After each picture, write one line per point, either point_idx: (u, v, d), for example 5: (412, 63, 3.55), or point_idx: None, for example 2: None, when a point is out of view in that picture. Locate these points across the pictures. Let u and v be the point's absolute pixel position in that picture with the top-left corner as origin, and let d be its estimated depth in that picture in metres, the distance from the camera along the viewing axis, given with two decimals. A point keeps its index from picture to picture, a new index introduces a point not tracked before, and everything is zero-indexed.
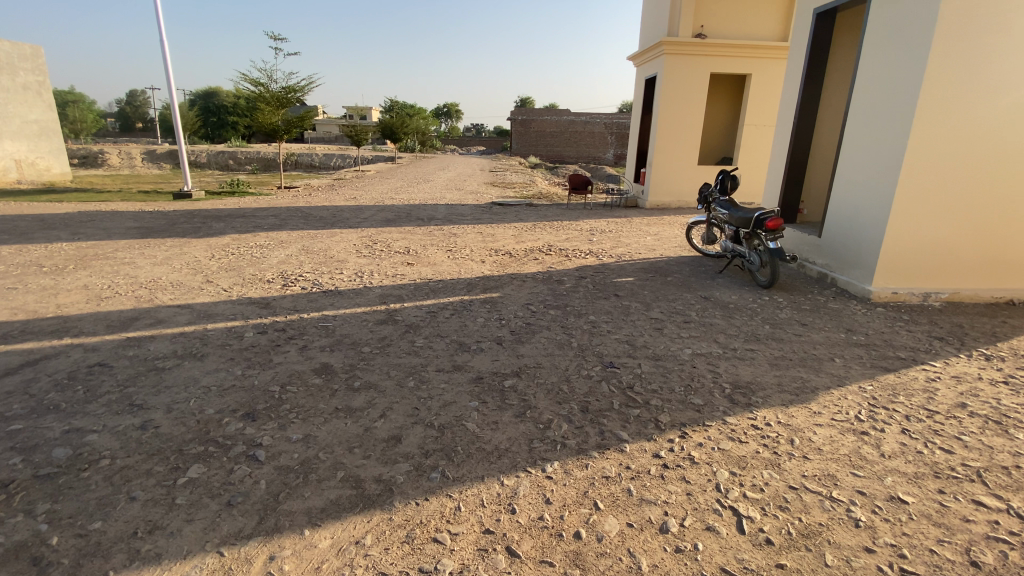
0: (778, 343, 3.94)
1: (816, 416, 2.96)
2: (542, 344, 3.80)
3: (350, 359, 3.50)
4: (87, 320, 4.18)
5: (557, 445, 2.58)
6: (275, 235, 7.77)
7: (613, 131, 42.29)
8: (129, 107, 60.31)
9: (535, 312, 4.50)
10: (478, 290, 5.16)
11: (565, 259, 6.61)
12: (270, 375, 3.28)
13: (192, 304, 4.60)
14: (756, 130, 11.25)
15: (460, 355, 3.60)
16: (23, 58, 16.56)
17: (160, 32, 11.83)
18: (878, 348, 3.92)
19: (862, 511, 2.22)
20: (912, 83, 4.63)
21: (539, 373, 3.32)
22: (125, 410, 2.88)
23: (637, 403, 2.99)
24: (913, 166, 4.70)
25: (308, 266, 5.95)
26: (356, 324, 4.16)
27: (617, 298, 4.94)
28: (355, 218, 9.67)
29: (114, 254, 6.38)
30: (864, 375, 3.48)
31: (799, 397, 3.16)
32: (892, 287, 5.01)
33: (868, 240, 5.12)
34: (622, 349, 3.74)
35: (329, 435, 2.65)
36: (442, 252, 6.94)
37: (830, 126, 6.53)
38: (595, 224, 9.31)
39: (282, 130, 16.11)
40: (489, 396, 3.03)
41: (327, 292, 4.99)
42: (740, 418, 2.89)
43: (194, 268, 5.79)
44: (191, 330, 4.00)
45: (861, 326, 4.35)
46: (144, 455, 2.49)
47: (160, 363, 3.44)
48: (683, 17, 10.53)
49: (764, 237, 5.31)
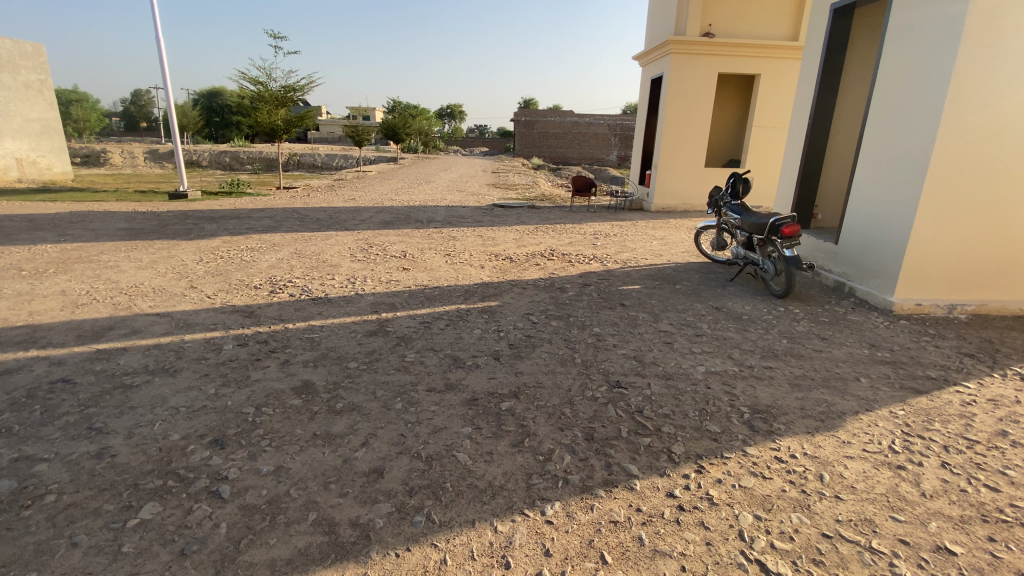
0: (798, 361, 3.65)
1: (846, 446, 2.67)
2: (542, 359, 3.52)
3: (334, 376, 3.22)
4: (58, 330, 3.92)
5: (559, 483, 2.29)
6: (268, 238, 7.51)
7: (614, 131, 42.00)
8: (134, 105, 60.24)
9: (536, 323, 4.23)
10: (475, 298, 4.89)
11: (568, 264, 6.33)
12: (246, 395, 3.00)
13: (172, 312, 4.34)
14: (764, 132, 10.96)
15: (454, 372, 3.32)
16: (25, 57, 16.42)
17: (157, 29, 11.63)
18: (906, 367, 3.63)
19: (907, 567, 1.92)
20: (939, 84, 4.34)
21: (539, 395, 3.03)
22: (82, 435, 2.61)
23: (648, 431, 2.71)
24: (939, 171, 4.41)
25: (298, 271, 5.68)
26: (343, 335, 3.88)
27: (622, 308, 4.65)
28: (352, 220, 9.41)
29: (99, 257, 6.12)
30: (895, 399, 3.18)
31: (826, 424, 2.86)
32: (915, 298, 4.71)
33: (889, 248, 4.82)
34: (630, 366, 3.46)
35: (304, 467, 2.37)
36: (440, 256, 6.66)
37: (846, 129, 6.27)
38: (599, 228, 9.02)
39: (281, 129, 15.91)
40: (484, 421, 2.75)
41: (317, 299, 4.72)
42: (762, 449, 2.60)
43: (179, 273, 5.53)
44: (167, 342, 3.74)
45: (885, 341, 4.06)
46: (96, 490, 2.23)
47: (128, 380, 3.17)
48: (690, 16, 10.26)
49: (779, 245, 5.01)
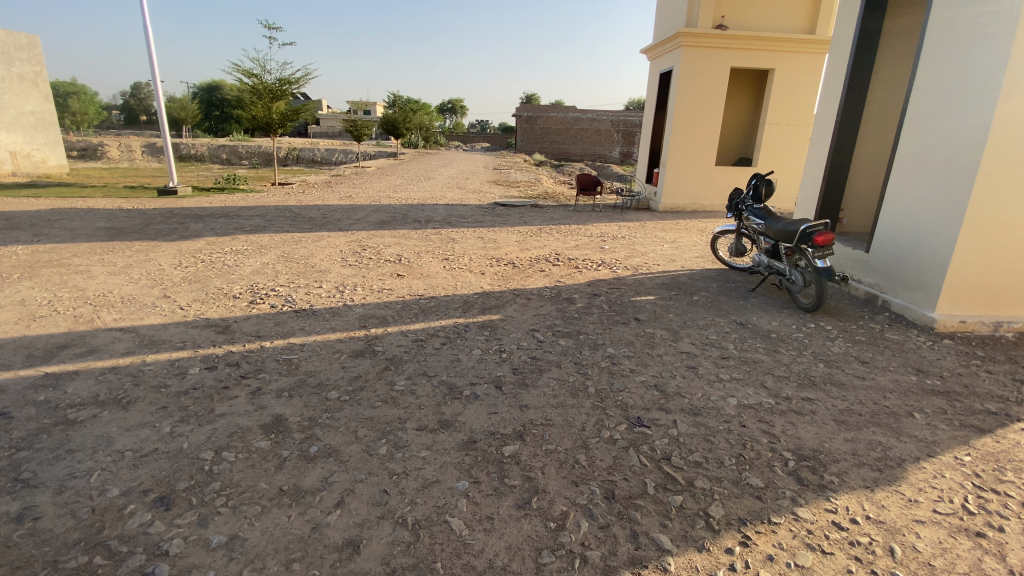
0: (840, 391, 3.22)
1: (912, 507, 2.26)
2: (550, 389, 3.08)
3: (310, 411, 2.78)
4: (6, 348, 3.47)
5: (575, 562, 1.86)
6: (255, 239, 7.04)
7: (618, 127, 41.29)
8: (134, 99, 59.84)
9: (543, 342, 3.79)
10: (475, 310, 4.46)
11: (575, 271, 5.88)
12: (205, 436, 2.56)
13: (138, 327, 3.90)
14: (777, 129, 10.52)
15: (450, 405, 2.88)
16: (20, 48, 16.01)
17: (143, 18, 11.10)
18: (962, 399, 3.20)
19: None
20: (989, 85, 3.92)
21: (548, 436, 2.60)
22: (3, 490, 2.17)
23: (679, 486, 2.28)
24: (987, 180, 3.98)
25: (283, 278, 5.24)
26: (325, 357, 3.43)
27: (637, 324, 4.21)
28: (346, 219, 8.95)
29: (70, 260, 5.66)
30: (956, 441, 2.78)
31: (885, 476, 2.46)
32: (959, 315, 4.27)
33: (928, 261, 4.39)
34: (650, 399, 3.02)
35: (263, 537, 1.95)
36: (438, 262, 6.20)
37: (879, 130, 5.81)
38: (605, 229, 8.56)
39: (275, 125, 15.35)
40: (483, 472, 2.32)
41: (300, 312, 4.27)
42: (817, 512, 2.18)
43: (154, 279, 5.09)
44: (125, 364, 3.30)
45: (933, 366, 3.63)
46: (5, 570, 1.80)
47: (71, 414, 2.73)
48: (702, 7, 9.76)
49: (810, 254, 4.55)
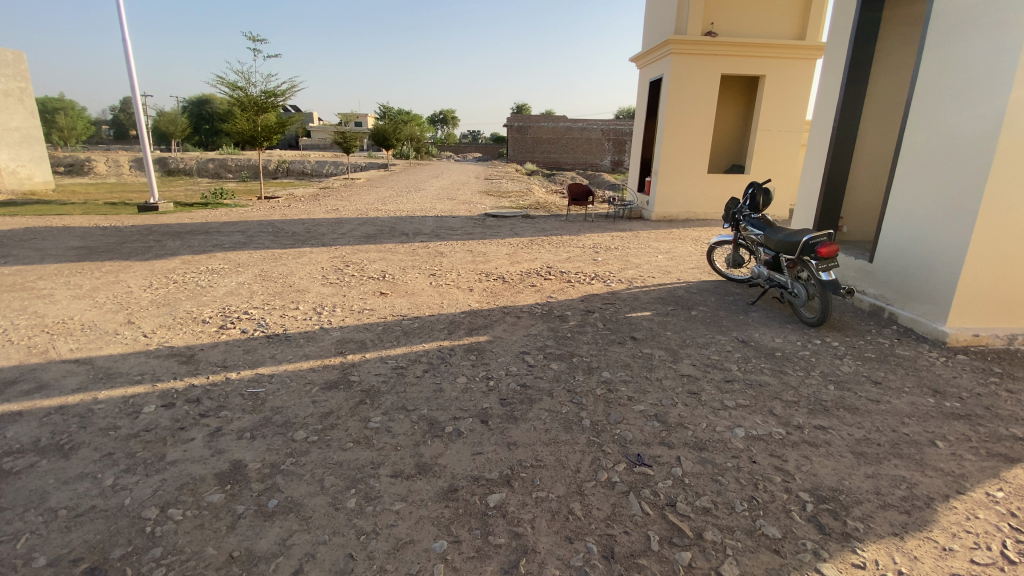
0: (854, 418, 2.97)
1: (950, 558, 1.99)
2: (541, 423, 2.81)
3: (273, 456, 2.50)
4: None
5: None
6: (234, 257, 6.74)
7: (608, 136, 41.30)
8: (124, 113, 59.85)
9: (533, 366, 3.52)
10: (461, 331, 4.19)
11: (567, 285, 5.63)
12: (150, 489, 2.27)
13: (95, 358, 3.60)
14: (768, 136, 10.38)
15: (429, 446, 2.60)
16: (4, 65, 15.64)
17: (123, 31, 10.80)
18: (984, 423, 2.96)
19: None
20: (994, 87, 3.76)
21: (538, 480, 2.33)
22: None
23: (686, 540, 2.02)
24: (998, 181, 3.78)
25: (258, 299, 4.95)
26: (295, 390, 3.15)
27: (633, 344, 3.96)
28: (331, 234, 8.67)
29: (34, 284, 5.34)
30: (986, 474, 2.52)
31: (914, 520, 2.19)
32: (971, 328, 4.05)
33: (935, 273, 4.19)
34: (651, 432, 2.75)
35: None
36: (424, 278, 5.93)
37: (876, 138, 5.65)
38: (598, 240, 8.33)
39: (261, 137, 14.99)
40: (465, 528, 2.05)
41: (272, 337, 3.98)
42: (843, 568, 1.92)
43: (120, 303, 4.78)
44: (74, 403, 2.99)
45: (950, 386, 3.39)
46: None
47: (5, 464, 2.42)
48: (692, 14, 9.63)
49: (813, 266, 4.32)
